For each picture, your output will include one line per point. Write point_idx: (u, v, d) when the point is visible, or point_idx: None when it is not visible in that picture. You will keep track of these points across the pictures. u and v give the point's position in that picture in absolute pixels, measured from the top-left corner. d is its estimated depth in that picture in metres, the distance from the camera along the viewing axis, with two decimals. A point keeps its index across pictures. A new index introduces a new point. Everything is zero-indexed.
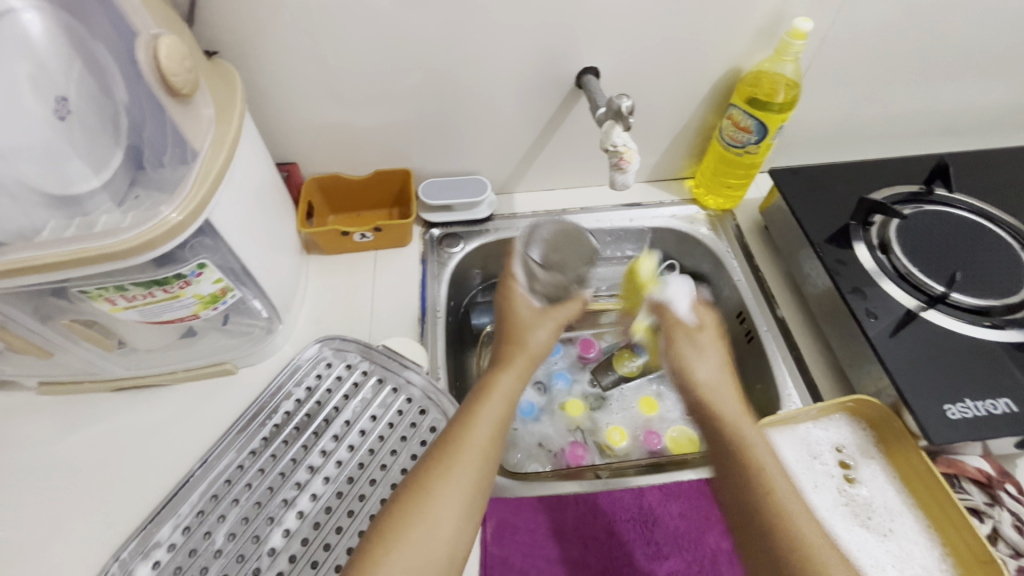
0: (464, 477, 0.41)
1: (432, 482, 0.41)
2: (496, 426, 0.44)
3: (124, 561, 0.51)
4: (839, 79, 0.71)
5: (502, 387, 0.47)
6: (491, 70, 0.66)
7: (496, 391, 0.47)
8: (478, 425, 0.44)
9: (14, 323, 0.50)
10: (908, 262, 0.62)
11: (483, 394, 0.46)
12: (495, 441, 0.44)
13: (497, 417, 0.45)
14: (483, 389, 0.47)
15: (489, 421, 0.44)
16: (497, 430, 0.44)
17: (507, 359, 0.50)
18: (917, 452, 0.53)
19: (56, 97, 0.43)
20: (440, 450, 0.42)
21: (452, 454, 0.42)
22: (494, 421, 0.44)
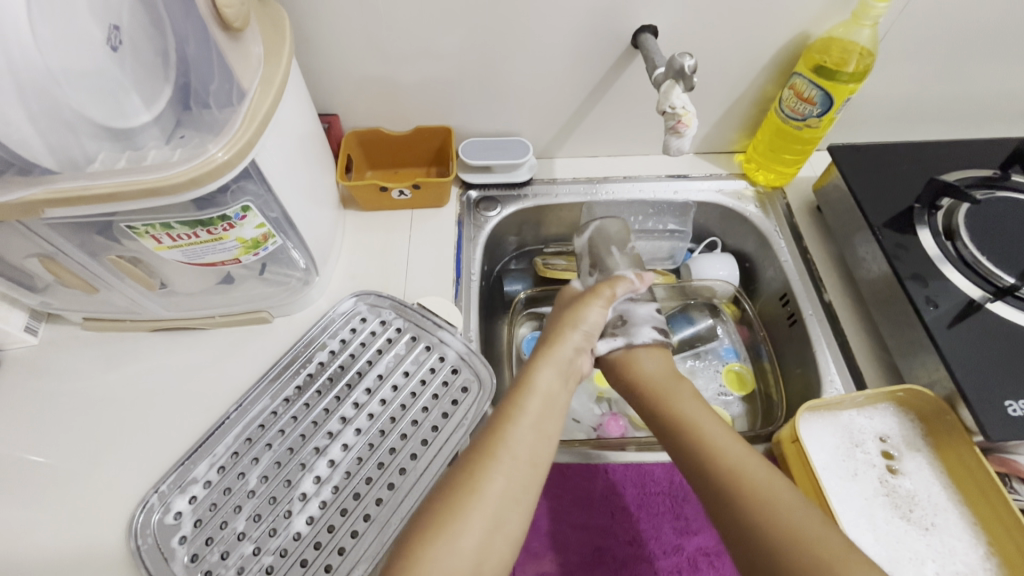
0: (511, 476, 0.43)
1: (478, 478, 0.42)
2: (534, 431, 0.46)
3: (163, 493, 0.52)
4: (916, 50, 0.66)
5: (541, 384, 0.50)
6: (545, 25, 0.63)
7: (537, 388, 0.49)
8: (520, 428, 0.46)
9: (63, 254, 0.51)
10: (976, 251, 0.58)
11: (520, 395, 0.49)
12: (539, 445, 0.46)
13: (536, 419, 0.47)
14: (520, 388, 0.50)
15: (528, 420, 0.47)
16: (539, 427, 0.47)
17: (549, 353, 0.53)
18: (970, 448, 0.51)
19: (109, 25, 0.42)
20: (479, 454, 0.44)
21: (493, 461, 0.43)
22: (535, 421, 0.47)
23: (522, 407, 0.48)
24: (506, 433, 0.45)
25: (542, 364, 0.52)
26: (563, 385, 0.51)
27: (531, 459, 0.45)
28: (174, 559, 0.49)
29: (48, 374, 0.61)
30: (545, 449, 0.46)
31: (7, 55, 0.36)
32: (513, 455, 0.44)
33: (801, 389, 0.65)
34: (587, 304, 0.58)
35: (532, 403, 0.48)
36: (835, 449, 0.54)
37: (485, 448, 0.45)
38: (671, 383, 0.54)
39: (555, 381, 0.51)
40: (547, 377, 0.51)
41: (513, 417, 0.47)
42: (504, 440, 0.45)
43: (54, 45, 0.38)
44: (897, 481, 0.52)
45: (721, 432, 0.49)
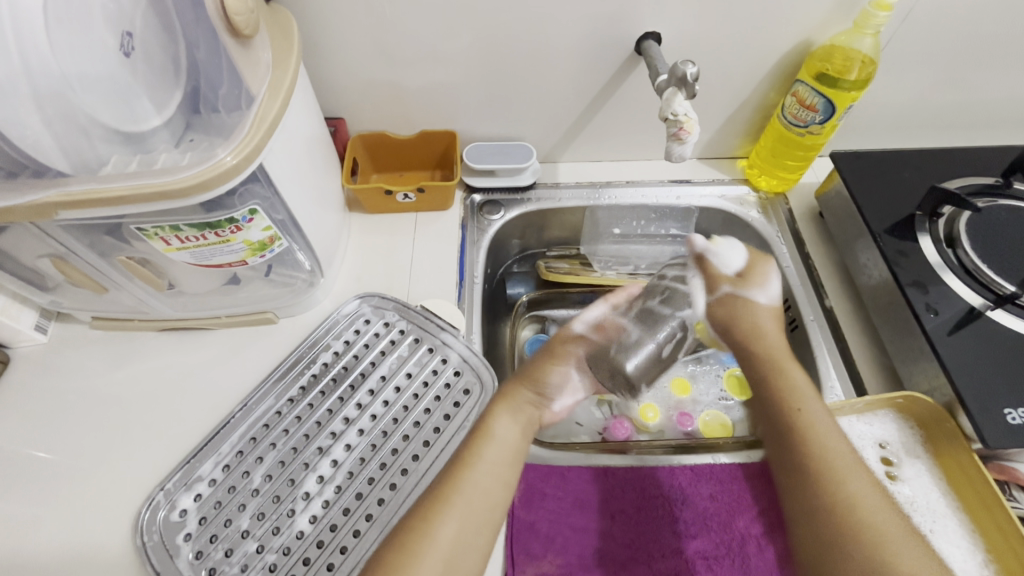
0: (461, 519, 0.43)
1: (428, 523, 0.42)
2: (488, 478, 0.46)
3: (169, 491, 0.53)
4: (919, 58, 0.67)
5: (500, 433, 0.49)
6: (549, 33, 0.63)
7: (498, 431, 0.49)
8: (474, 475, 0.45)
9: (73, 255, 0.51)
10: (977, 258, 0.58)
11: (477, 441, 0.48)
12: (492, 489, 0.45)
13: (491, 469, 0.46)
14: (480, 435, 0.49)
15: (482, 468, 0.46)
16: (493, 476, 0.46)
17: (509, 398, 0.52)
18: (969, 455, 0.51)
19: (122, 31, 0.43)
20: (432, 497, 0.44)
21: (444, 506, 0.43)
22: (489, 470, 0.46)
23: (475, 456, 0.47)
24: (460, 479, 0.45)
25: (505, 411, 0.50)
26: (522, 431, 0.50)
27: (482, 504, 0.44)
28: (179, 556, 0.50)
29: (56, 373, 0.62)
30: (495, 496, 0.45)
31: (23, 60, 0.36)
32: (465, 502, 0.44)
33: None
34: (557, 365, 0.54)
35: (490, 450, 0.47)
36: None
37: (437, 494, 0.44)
38: (787, 363, 0.51)
39: (515, 431, 0.50)
40: (506, 424, 0.50)
41: (467, 463, 0.46)
42: (456, 485, 0.45)
43: (68, 50, 0.39)
44: (896, 488, 0.53)
45: (830, 429, 0.45)
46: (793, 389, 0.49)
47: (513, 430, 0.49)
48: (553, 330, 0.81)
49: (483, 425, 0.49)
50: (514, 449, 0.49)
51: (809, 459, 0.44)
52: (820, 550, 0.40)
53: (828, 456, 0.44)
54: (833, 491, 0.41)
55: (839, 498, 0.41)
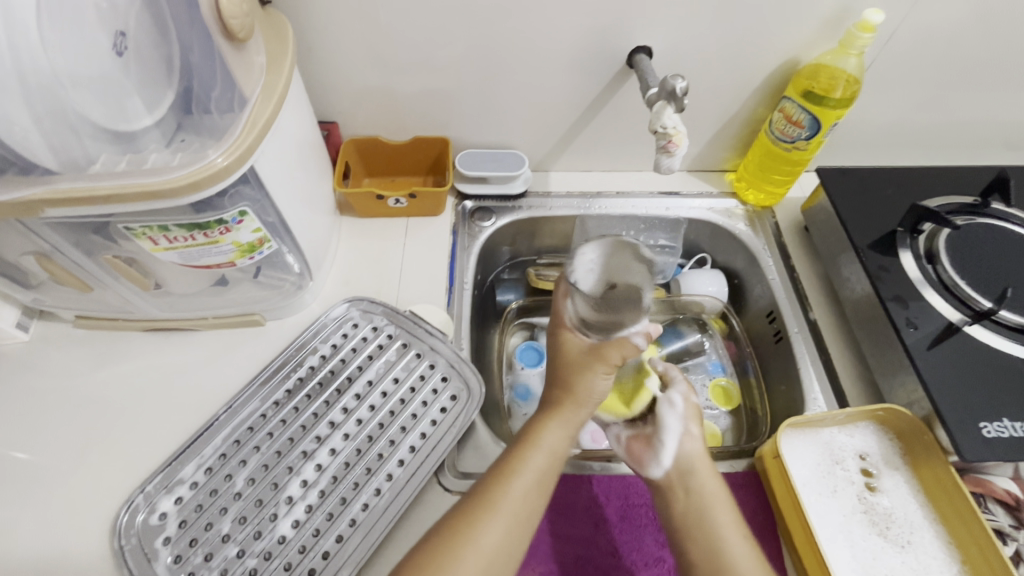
0: (495, 530, 0.43)
1: (468, 535, 0.42)
2: (534, 489, 0.46)
3: (149, 493, 0.52)
4: (901, 79, 0.68)
5: (547, 441, 0.48)
6: (542, 44, 0.64)
7: (542, 443, 0.48)
8: (517, 483, 0.46)
9: (59, 252, 0.51)
10: (955, 275, 0.60)
11: (527, 447, 0.48)
12: (533, 499, 0.45)
13: (535, 481, 0.46)
14: (526, 443, 0.48)
15: (528, 479, 0.46)
16: (537, 484, 0.46)
17: (556, 411, 0.51)
18: (946, 466, 0.52)
19: (116, 30, 0.43)
20: (472, 504, 0.44)
21: (486, 515, 0.43)
22: (535, 477, 0.46)
23: (523, 463, 0.47)
24: (505, 489, 0.45)
25: (556, 419, 0.50)
26: (571, 439, 0.50)
27: (526, 514, 0.44)
28: (158, 560, 0.49)
29: (37, 372, 0.61)
30: (535, 506, 0.45)
31: (13, 53, 0.36)
32: (504, 516, 0.44)
33: (785, 406, 0.66)
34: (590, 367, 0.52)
35: (531, 463, 0.47)
36: (815, 465, 0.55)
37: (480, 499, 0.45)
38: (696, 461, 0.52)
39: (563, 441, 0.49)
40: (556, 434, 0.49)
41: (513, 474, 0.46)
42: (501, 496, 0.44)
43: (60, 45, 0.39)
44: (875, 499, 0.53)
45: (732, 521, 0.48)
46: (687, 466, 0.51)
47: (562, 439, 0.49)
48: (540, 336, 0.80)
49: (535, 432, 0.49)
50: (558, 459, 0.49)
51: (713, 566, 0.46)
52: None
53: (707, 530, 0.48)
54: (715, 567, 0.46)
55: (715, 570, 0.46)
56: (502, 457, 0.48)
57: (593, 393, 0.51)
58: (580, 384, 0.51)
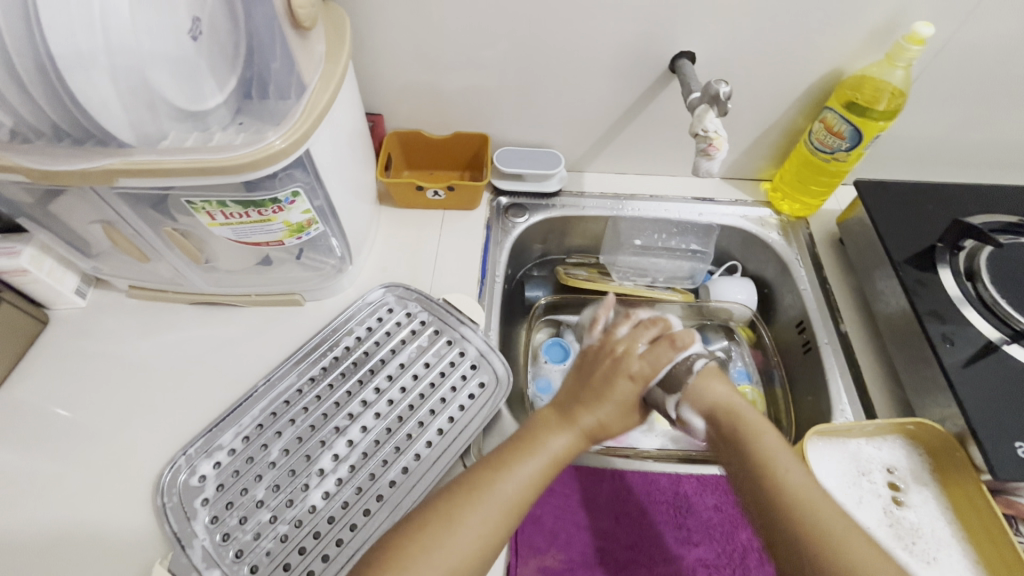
0: (482, 522, 0.42)
1: (457, 513, 0.42)
2: (526, 486, 0.45)
3: (190, 456, 0.55)
4: (948, 94, 0.68)
5: (549, 446, 0.47)
6: (586, 46, 0.66)
7: (543, 448, 0.47)
8: (510, 477, 0.45)
9: (124, 222, 0.54)
10: (996, 293, 0.59)
11: (528, 446, 0.47)
12: (524, 498, 0.44)
13: (530, 479, 0.45)
14: (528, 442, 0.48)
15: (521, 477, 0.45)
16: (531, 488, 0.45)
17: (567, 420, 0.49)
18: (977, 485, 0.51)
19: (193, 16, 0.45)
20: (463, 489, 0.44)
21: (475, 497, 0.43)
22: (530, 478, 0.45)
23: (519, 463, 0.46)
24: (499, 481, 0.44)
25: (560, 425, 0.49)
26: (575, 449, 0.48)
27: (511, 512, 0.43)
28: (196, 518, 0.51)
29: (91, 337, 0.64)
30: (522, 509, 0.44)
31: (105, 34, 0.39)
32: (492, 504, 0.43)
33: (812, 417, 0.65)
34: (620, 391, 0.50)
35: (528, 463, 0.46)
36: (841, 476, 0.54)
37: (472, 483, 0.44)
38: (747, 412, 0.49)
39: (566, 450, 0.48)
40: (560, 441, 0.48)
41: (507, 467, 0.45)
42: (492, 483, 0.44)
43: (148, 28, 0.42)
44: (902, 513, 0.53)
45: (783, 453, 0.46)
46: (769, 462, 0.45)
47: (567, 446, 0.48)
48: (567, 335, 0.80)
49: (538, 435, 0.48)
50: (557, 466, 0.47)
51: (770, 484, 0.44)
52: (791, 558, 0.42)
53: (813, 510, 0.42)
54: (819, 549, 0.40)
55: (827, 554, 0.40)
56: (500, 449, 0.47)
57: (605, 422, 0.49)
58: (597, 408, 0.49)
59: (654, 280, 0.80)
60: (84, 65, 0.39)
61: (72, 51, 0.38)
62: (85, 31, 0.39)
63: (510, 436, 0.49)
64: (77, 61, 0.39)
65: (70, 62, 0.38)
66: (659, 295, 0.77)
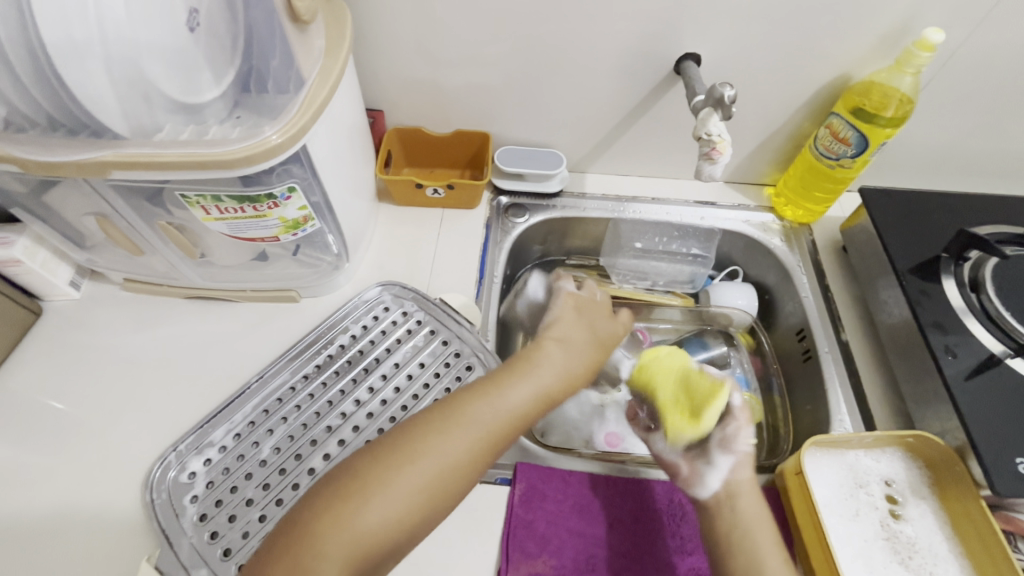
0: (457, 444, 0.40)
1: (434, 429, 0.41)
2: (509, 413, 0.43)
3: (180, 453, 0.54)
4: (956, 103, 0.67)
5: (535, 382, 0.46)
6: (590, 46, 0.65)
7: (529, 379, 0.46)
8: (494, 403, 0.43)
9: (117, 214, 0.54)
10: (1000, 306, 0.58)
11: (519, 373, 0.46)
12: (507, 424, 0.43)
13: (511, 407, 0.44)
14: (518, 367, 0.47)
15: (505, 404, 0.43)
16: (517, 416, 0.44)
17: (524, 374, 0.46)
18: (976, 500, 0.50)
19: (189, 8, 0.45)
20: (446, 410, 0.42)
21: (453, 421, 0.41)
22: (516, 405, 0.44)
23: (504, 389, 0.44)
24: (481, 405, 0.43)
25: (528, 377, 0.46)
26: (537, 409, 0.45)
27: (492, 437, 0.42)
28: (185, 516, 0.51)
29: (83, 328, 0.64)
30: (503, 436, 0.43)
31: (99, 23, 0.39)
32: (473, 426, 0.41)
33: (809, 426, 0.65)
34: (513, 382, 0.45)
35: (511, 391, 0.44)
36: (838, 488, 0.54)
37: (454, 405, 0.43)
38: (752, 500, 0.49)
39: (529, 401, 0.45)
40: (524, 392, 0.45)
41: (492, 394, 0.44)
42: (474, 406, 0.42)
43: (142, 18, 0.41)
44: (898, 527, 0.52)
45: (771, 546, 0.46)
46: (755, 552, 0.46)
47: (527, 400, 0.45)
48: None
49: (526, 365, 0.47)
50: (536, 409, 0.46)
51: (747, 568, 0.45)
52: None
53: None
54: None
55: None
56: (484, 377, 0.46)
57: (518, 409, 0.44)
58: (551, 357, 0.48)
59: (654, 283, 0.79)
60: (78, 55, 0.39)
61: (67, 40, 0.38)
62: (79, 20, 0.38)
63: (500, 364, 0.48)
64: (71, 51, 0.38)
65: (64, 52, 0.38)
66: (659, 298, 0.76)
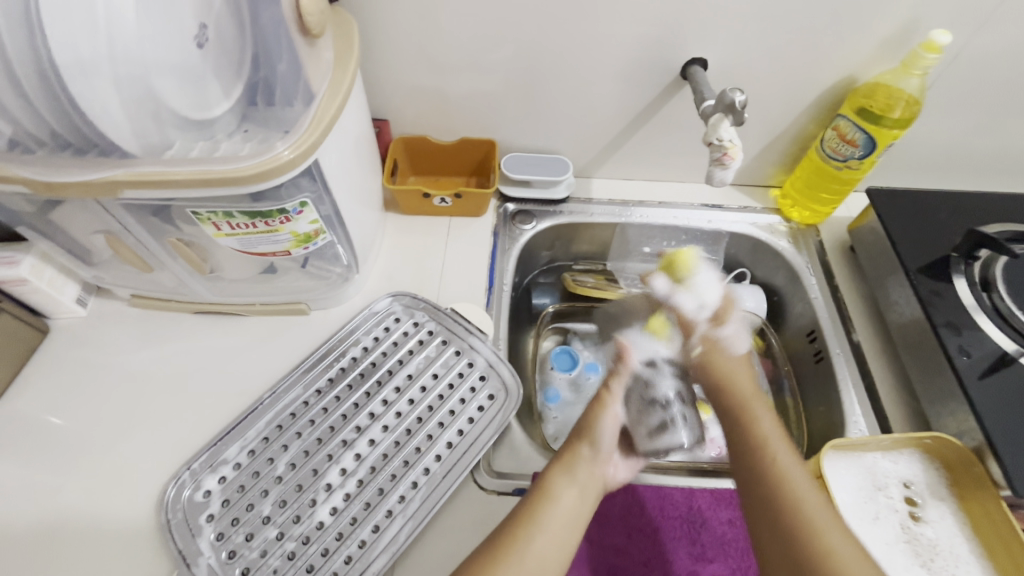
0: None
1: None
2: (554, 540, 0.45)
3: (194, 471, 0.54)
4: (962, 102, 0.67)
5: (562, 499, 0.48)
6: (596, 52, 0.65)
7: (555, 500, 0.47)
8: (533, 533, 0.45)
9: (126, 232, 0.53)
10: (1012, 304, 0.58)
11: (543, 495, 0.48)
12: (554, 554, 0.44)
13: (568, 507, 0.47)
14: (543, 491, 0.48)
15: (547, 533, 0.45)
16: (558, 543, 0.45)
17: (568, 463, 0.51)
18: (996, 501, 0.50)
19: (198, 24, 0.45)
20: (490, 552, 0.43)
21: (533, 525, 0.45)
22: (554, 534, 0.45)
23: (537, 519, 0.46)
24: (520, 543, 0.44)
25: (563, 484, 0.49)
26: (583, 502, 0.49)
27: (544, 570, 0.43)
28: (201, 535, 0.50)
29: (90, 346, 0.63)
30: (554, 564, 0.44)
31: (108, 38, 0.38)
32: (521, 563, 0.43)
33: (823, 428, 0.65)
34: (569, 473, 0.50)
35: (564, 493, 0.48)
36: (857, 491, 0.54)
37: (494, 550, 0.44)
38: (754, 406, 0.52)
39: (576, 500, 0.48)
40: (569, 492, 0.48)
41: (532, 524, 0.46)
42: (518, 543, 0.44)
43: (150, 35, 0.41)
44: (919, 529, 0.52)
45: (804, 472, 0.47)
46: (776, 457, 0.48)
47: (575, 500, 0.48)
48: (574, 342, 0.80)
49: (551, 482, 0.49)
50: (575, 517, 0.48)
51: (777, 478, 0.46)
52: (790, 544, 0.43)
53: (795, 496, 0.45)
54: (814, 539, 0.43)
55: (822, 545, 0.42)
56: (510, 520, 0.46)
57: (569, 506, 0.48)
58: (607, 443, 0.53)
59: None
60: (85, 73, 0.38)
61: (74, 58, 0.37)
62: (86, 37, 0.37)
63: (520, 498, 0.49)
64: (79, 69, 0.38)
65: (72, 70, 0.37)
66: None
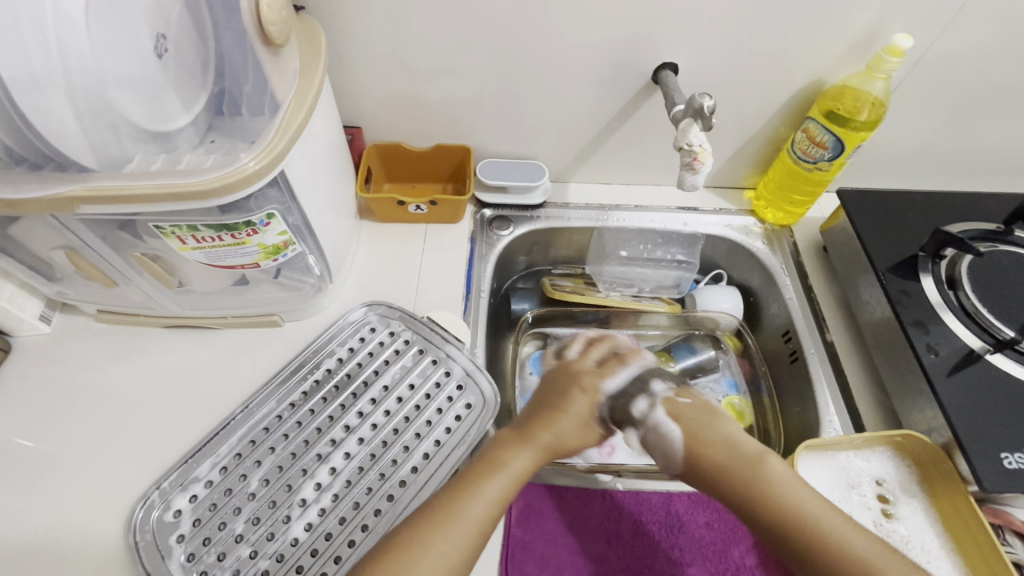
0: (447, 546, 0.42)
1: (423, 537, 0.42)
2: (494, 505, 0.45)
3: (164, 490, 0.52)
4: (925, 104, 0.68)
5: (511, 465, 0.48)
6: (567, 57, 0.65)
7: (505, 466, 0.48)
8: (476, 495, 0.45)
9: (87, 246, 0.52)
10: (977, 302, 0.59)
11: (494, 464, 0.48)
12: (490, 518, 0.45)
13: (517, 473, 0.48)
14: (490, 461, 0.48)
15: (488, 498, 0.45)
16: (497, 508, 0.45)
17: (528, 433, 0.50)
18: (965, 496, 0.51)
19: (157, 33, 0.44)
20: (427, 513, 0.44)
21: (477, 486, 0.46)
22: (494, 499, 0.45)
23: (482, 482, 0.46)
24: (459, 504, 0.44)
25: (517, 446, 0.49)
26: (534, 467, 0.49)
27: (480, 531, 0.44)
28: (171, 557, 0.49)
29: (55, 363, 0.61)
30: (489, 528, 0.45)
31: (60, 50, 0.38)
32: (459, 522, 0.43)
33: (799, 428, 0.65)
34: (525, 443, 0.50)
35: (515, 459, 0.48)
36: (831, 490, 0.54)
37: (432, 512, 0.44)
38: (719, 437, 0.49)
39: (527, 468, 0.48)
40: (520, 460, 0.48)
41: (472, 488, 0.46)
42: (457, 505, 0.44)
43: (106, 45, 0.40)
44: (891, 526, 0.53)
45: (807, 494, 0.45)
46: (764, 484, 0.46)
47: (527, 466, 0.48)
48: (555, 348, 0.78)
49: (504, 450, 0.49)
50: (520, 485, 0.48)
51: (779, 505, 0.45)
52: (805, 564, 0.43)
53: (804, 520, 0.44)
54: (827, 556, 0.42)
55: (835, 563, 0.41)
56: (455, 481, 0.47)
57: (519, 469, 0.48)
58: (557, 423, 0.51)
59: (638, 290, 0.79)
60: (39, 86, 0.37)
61: (26, 71, 0.36)
62: (40, 53, 0.37)
63: (472, 462, 0.50)
64: (32, 81, 0.37)
65: (25, 83, 0.36)
66: (646, 305, 0.77)
